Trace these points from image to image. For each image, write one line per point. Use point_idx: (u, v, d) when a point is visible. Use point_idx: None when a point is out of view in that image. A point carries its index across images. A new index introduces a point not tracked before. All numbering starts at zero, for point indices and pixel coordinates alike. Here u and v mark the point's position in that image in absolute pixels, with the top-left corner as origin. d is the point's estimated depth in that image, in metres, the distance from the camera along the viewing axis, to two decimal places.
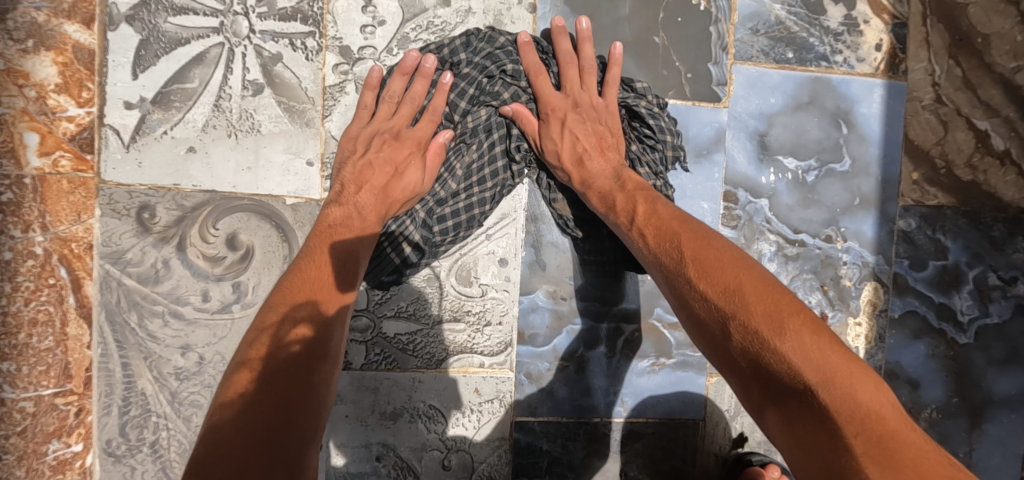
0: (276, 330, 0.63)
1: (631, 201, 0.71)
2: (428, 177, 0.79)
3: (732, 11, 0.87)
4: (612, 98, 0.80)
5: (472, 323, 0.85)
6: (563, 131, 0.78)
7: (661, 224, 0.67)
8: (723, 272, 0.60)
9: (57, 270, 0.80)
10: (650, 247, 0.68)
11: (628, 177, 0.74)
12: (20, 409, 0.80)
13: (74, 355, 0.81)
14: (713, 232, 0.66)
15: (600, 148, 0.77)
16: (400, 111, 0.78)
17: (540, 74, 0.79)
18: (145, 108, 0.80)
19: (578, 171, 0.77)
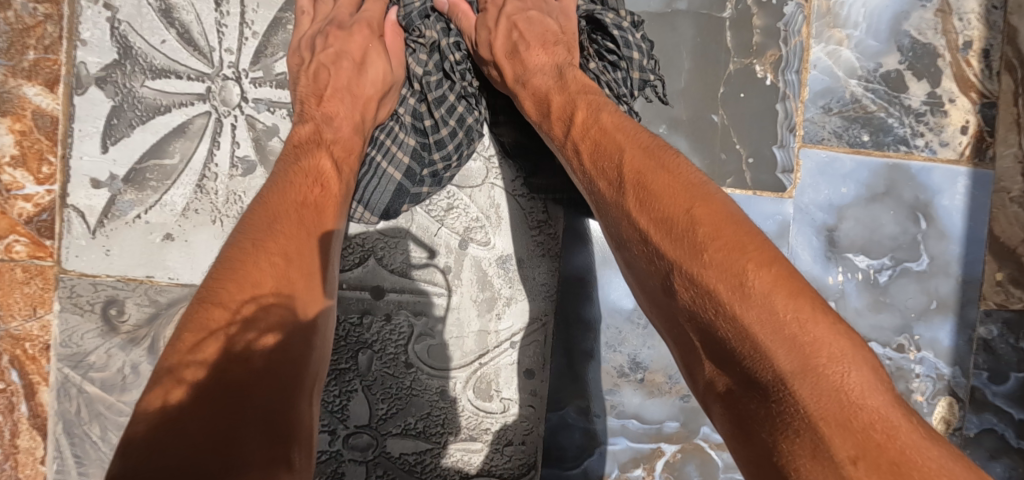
0: (230, 335, 0.44)
1: (571, 111, 0.55)
2: (397, 64, 0.67)
3: (801, 87, 0.76)
4: (570, 4, 0.67)
5: (491, 443, 0.72)
6: (502, 21, 0.63)
7: (601, 138, 0.51)
8: (669, 195, 0.45)
9: (7, 373, 0.68)
10: (585, 166, 0.52)
11: (572, 77, 0.59)
12: None
13: (25, 472, 0.69)
14: (667, 148, 0.49)
15: (543, 44, 0.62)
16: (343, 1, 0.68)
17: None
18: (116, 186, 0.68)
19: (512, 67, 0.62)
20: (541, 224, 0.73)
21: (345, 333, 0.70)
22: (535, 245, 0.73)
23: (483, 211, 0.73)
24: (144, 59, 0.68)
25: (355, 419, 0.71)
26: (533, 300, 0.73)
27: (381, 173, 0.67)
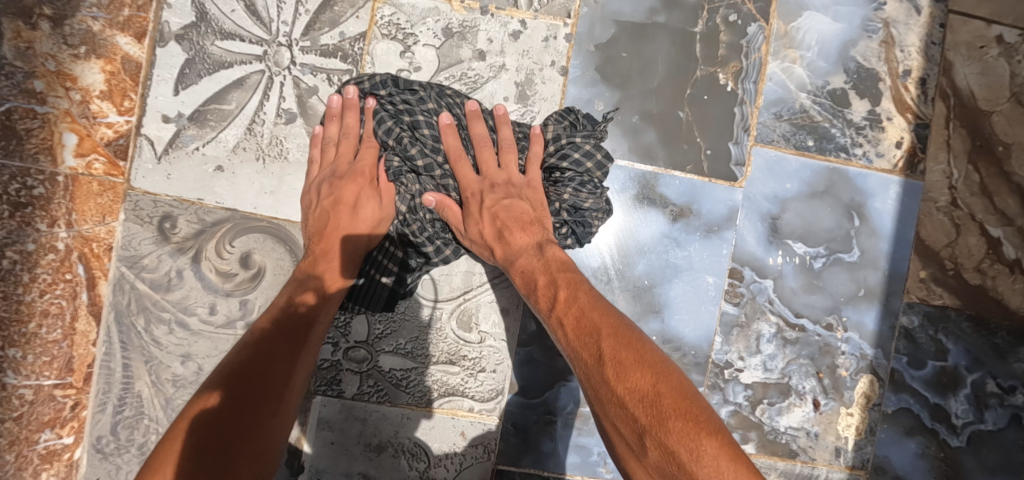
0: (291, 293, 0.74)
1: (553, 288, 0.69)
2: (387, 201, 0.78)
3: (757, 95, 0.90)
4: (533, 175, 0.78)
5: (466, 367, 0.86)
6: (484, 212, 0.74)
7: (581, 315, 0.66)
8: (635, 371, 0.60)
9: (75, 266, 0.83)
10: (570, 340, 0.66)
11: (551, 254, 0.72)
12: (19, 395, 0.83)
13: (78, 350, 0.83)
14: (632, 326, 0.65)
15: (522, 226, 0.74)
16: (343, 150, 0.78)
17: (462, 158, 0.77)
18: (181, 123, 0.83)
19: (500, 247, 0.74)
20: None
21: None
22: None
23: None
24: (216, 24, 0.84)
25: (355, 335, 0.84)
26: None
27: (374, 289, 0.80)
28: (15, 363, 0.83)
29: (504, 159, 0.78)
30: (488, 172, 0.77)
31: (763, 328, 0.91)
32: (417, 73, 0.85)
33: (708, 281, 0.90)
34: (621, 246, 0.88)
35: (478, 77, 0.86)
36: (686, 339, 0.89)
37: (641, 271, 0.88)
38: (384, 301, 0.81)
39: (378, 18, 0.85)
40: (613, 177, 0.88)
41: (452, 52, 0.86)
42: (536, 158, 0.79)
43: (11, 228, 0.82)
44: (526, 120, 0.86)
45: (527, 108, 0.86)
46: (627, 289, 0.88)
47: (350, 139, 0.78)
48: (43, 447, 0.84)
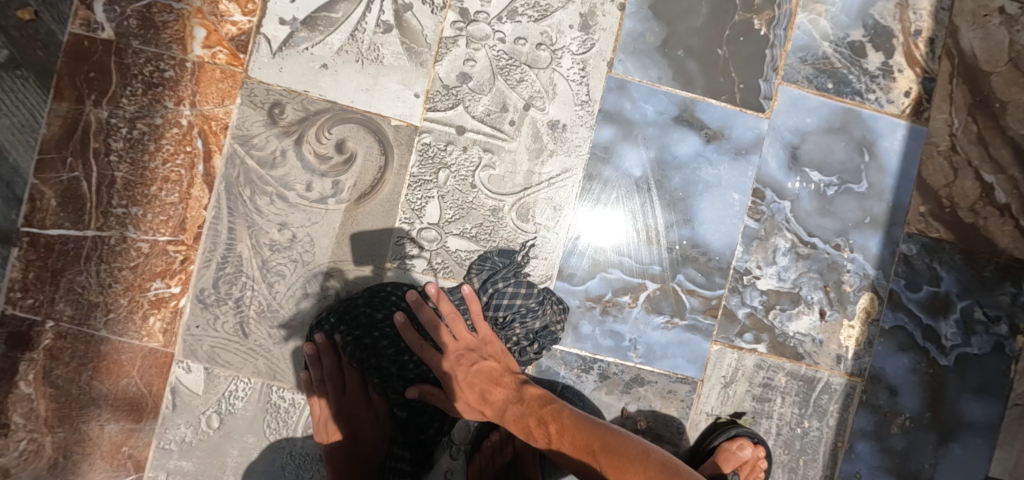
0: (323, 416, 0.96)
1: (545, 426, 0.86)
2: (380, 406, 0.99)
3: (786, 41, 1.04)
4: (484, 330, 0.91)
5: (522, 253, 0.99)
6: (459, 387, 0.89)
7: (574, 439, 0.84)
8: (630, 469, 0.81)
9: (195, 141, 0.96)
10: (570, 462, 0.84)
11: (529, 396, 0.88)
12: (138, 247, 0.96)
13: (191, 213, 0.97)
14: (614, 431, 0.85)
15: (496, 383, 0.90)
16: (320, 368, 0.95)
17: (426, 347, 0.90)
18: (295, 26, 0.97)
19: (487, 407, 0.89)
20: (583, 103, 1.00)
21: (433, 153, 0.98)
22: (577, 117, 1.00)
23: (544, 87, 0.99)
24: None
25: (428, 217, 0.98)
26: (569, 156, 1.00)
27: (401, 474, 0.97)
28: (137, 219, 0.96)
29: (456, 330, 0.90)
30: (448, 347, 0.90)
31: (779, 243, 1.04)
32: None
33: (734, 198, 1.03)
34: (661, 160, 1.01)
35: (548, 6, 1.00)
36: (712, 246, 1.02)
37: (677, 184, 1.02)
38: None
39: None
40: (659, 99, 1.01)
41: None
42: (477, 314, 0.91)
43: (144, 104, 0.96)
44: (587, 46, 1.00)
45: (589, 36, 1.00)
46: (664, 199, 1.01)
47: (328, 376, 0.95)
48: (153, 295, 0.97)
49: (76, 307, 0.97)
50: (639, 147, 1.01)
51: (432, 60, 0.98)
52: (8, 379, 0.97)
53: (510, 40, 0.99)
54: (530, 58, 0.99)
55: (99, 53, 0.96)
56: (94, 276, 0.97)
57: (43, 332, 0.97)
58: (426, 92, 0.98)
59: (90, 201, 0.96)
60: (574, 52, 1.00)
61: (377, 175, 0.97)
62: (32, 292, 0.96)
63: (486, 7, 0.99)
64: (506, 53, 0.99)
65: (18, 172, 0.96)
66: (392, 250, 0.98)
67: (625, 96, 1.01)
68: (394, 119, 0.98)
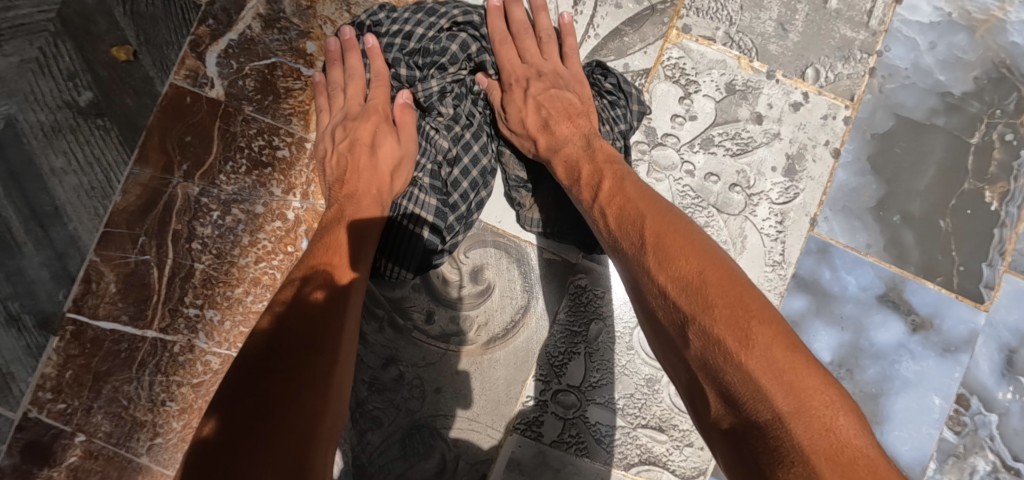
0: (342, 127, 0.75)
1: (598, 176, 0.65)
2: (406, 141, 0.76)
3: (1020, 221, 0.86)
4: (576, 67, 0.78)
5: (675, 437, 0.79)
6: (529, 100, 0.74)
7: (626, 202, 0.61)
8: (685, 254, 0.54)
9: (299, 240, 0.78)
10: (611, 229, 0.61)
11: (599, 148, 0.68)
12: (205, 362, 0.77)
13: None
14: (685, 216, 0.58)
15: (569, 117, 0.73)
16: (350, 92, 0.76)
17: (505, 42, 0.78)
18: None
19: (544, 138, 0.72)
20: (775, 264, 0.82)
21: (587, 299, 0.80)
22: (765, 280, 0.82)
23: (731, 236, 0.82)
24: None
25: (569, 378, 0.79)
26: None
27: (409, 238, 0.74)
28: (210, 326, 0.77)
29: (548, 50, 0.79)
30: (533, 60, 0.78)
31: (979, 464, 0.85)
32: (692, 122, 0.82)
33: (934, 403, 0.84)
34: (856, 346, 0.82)
35: (750, 139, 0.82)
36: (899, 459, 0.84)
37: (870, 376, 0.83)
38: (422, 254, 0.74)
39: (664, 58, 0.82)
40: (864, 271, 0.83)
41: (730, 110, 0.83)
42: (572, 49, 0.79)
43: (246, 185, 0.77)
44: (789, 195, 0.82)
45: (793, 183, 0.83)
46: (852, 395, 0.83)
47: (357, 76, 0.77)
48: None
49: (115, 422, 0.77)
50: (834, 326, 0.82)
51: None
52: None
53: (699, 175, 0.82)
54: (721, 200, 0.82)
55: (203, 114, 0.78)
56: (145, 388, 0.77)
57: (70, 446, 0.77)
58: None
59: (157, 294, 0.77)
60: (774, 201, 0.82)
61: (516, 316, 0.79)
62: (66, 397, 0.77)
63: (677, 130, 0.82)
64: (693, 190, 0.81)
65: (75, 244, 0.77)
66: (518, 410, 0.78)
67: (826, 262, 0.82)
68: (547, 250, 0.80)
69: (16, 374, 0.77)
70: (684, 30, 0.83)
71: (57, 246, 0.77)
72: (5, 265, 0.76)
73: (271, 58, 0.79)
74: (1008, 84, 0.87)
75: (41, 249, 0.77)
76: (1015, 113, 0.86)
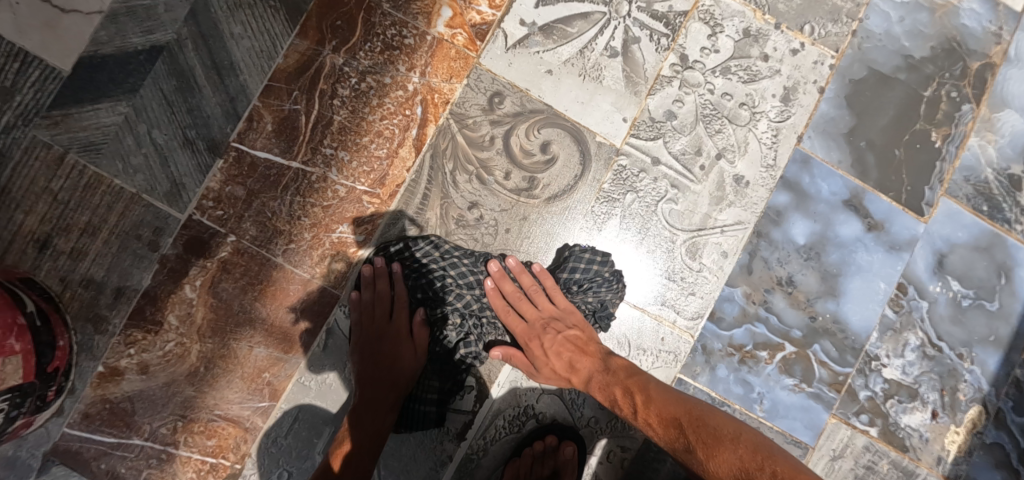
0: (377, 341, 0.98)
1: (630, 395, 0.90)
2: (419, 355, 1.00)
3: (956, 158, 1.12)
4: (565, 303, 1.00)
5: (682, 287, 1.05)
6: (551, 354, 0.96)
7: (661, 411, 0.87)
8: (721, 445, 0.82)
9: (415, 106, 1.02)
10: (658, 434, 0.87)
11: (616, 365, 0.95)
12: (334, 189, 1.00)
13: (394, 171, 1.01)
14: (709, 414, 0.86)
15: (581, 351, 0.96)
16: (377, 310, 0.98)
17: (510, 312, 1.00)
18: (533, 30, 1.04)
19: (574, 376, 0.96)
20: (768, 167, 1.08)
21: (626, 176, 1.05)
22: (760, 178, 1.07)
23: (737, 142, 1.07)
24: None
25: (607, 232, 1.04)
26: (745, 211, 1.07)
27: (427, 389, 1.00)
28: (340, 163, 1.01)
29: (537, 300, 0.99)
30: (530, 315, 0.99)
31: (910, 338, 1.10)
32: (716, 55, 1.08)
33: (880, 286, 1.10)
34: (824, 235, 1.08)
35: (759, 72, 1.08)
36: (851, 325, 1.09)
37: (833, 260, 1.09)
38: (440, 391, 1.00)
39: (700, 5, 1.08)
40: (835, 180, 1.09)
41: (745, 50, 1.09)
42: (552, 288, 1.00)
43: (378, 62, 1.02)
44: (784, 116, 1.09)
45: (787, 108, 1.09)
46: (819, 272, 1.08)
47: (383, 302, 0.98)
48: (336, 237, 1.01)
49: (260, 229, 1.00)
50: (808, 219, 1.08)
51: (646, 92, 1.06)
52: (176, 280, 0.99)
53: (717, 94, 1.07)
54: (732, 114, 1.07)
55: (351, 6, 1.03)
56: (287, 205, 1.00)
57: (222, 244, 1.00)
58: (634, 119, 1.05)
59: (303, 136, 1.01)
60: (772, 119, 1.08)
61: (572, 180, 1.04)
62: (224, 206, 1.00)
63: (704, 59, 1.07)
64: (712, 104, 1.07)
65: (244, 91, 1.01)
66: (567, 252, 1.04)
67: (807, 170, 1.09)
68: (599, 136, 1.04)
69: (187, 185, 1.00)
70: None
71: (230, 92, 1.01)
72: (189, 102, 1.00)
73: None
74: (956, 55, 1.14)
75: (217, 91, 1.00)
76: (960, 77, 1.13)
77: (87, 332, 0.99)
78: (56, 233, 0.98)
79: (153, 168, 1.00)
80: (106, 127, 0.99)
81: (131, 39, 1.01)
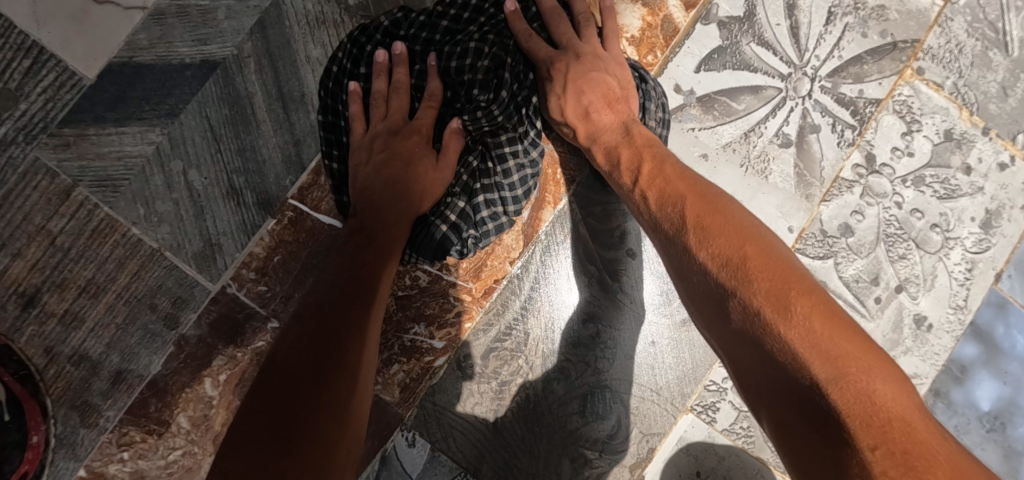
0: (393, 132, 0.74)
1: (638, 159, 0.66)
2: (424, 125, 0.74)
3: None
4: (615, 51, 0.76)
5: None
6: (569, 85, 0.72)
7: (663, 184, 0.63)
8: (726, 233, 0.56)
9: None
10: (650, 211, 0.63)
11: (638, 134, 0.69)
12: (413, 276, 0.76)
13: (493, 262, 0.78)
14: (726, 199, 0.60)
15: (607, 107, 0.72)
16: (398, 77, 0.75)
17: (558, 19, 0.75)
18: (689, 100, 0.82)
19: (585, 128, 0.72)
20: (956, 308, 0.85)
21: None
22: (946, 321, 0.85)
23: (924, 272, 0.85)
24: (758, 29, 0.83)
25: None
26: (924, 361, 0.85)
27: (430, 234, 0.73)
28: None
29: (585, 31, 0.75)
30: (566, 42, 0.74)
31: None
32: (909, 158, 0.85)
33: None
34: (1014, 402, 0.86)
35: (957, 187, 0.86)
36: None
37: (1021, 434, 0.86)
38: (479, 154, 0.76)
39: (896, 93, 0.85)
40: None
41: (944, 158, 0.86)
42: (612, 29, 0.77)
43: None
44: (982, 246, 0.86)
45: (987, 236, 0.86)
46: (1002, 448, 0.85)
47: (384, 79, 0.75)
48: (409, 340, 0.76)
49: None
50: (998, 379, 0.86)
51: (820, 197, 0.83)
52: (193, 371, 0.76)
53: (905, 208, 0.85)
54: (921, 237, 0.85)
55: None
56: None
57: (261, 331, 0.77)
58: (801, 229, 0.83)
59: None
60: (967, 249, 0.86)
61: None
62: (269, 280, 0.77)
63: (894, 162, 0.85)
64: (898, 221, 0.84)
65: (315, 134, 0.78)
66: (699, 392, 0.79)
67: (1002, 317, 0.86)
68: None
69: (224, 247, 0.76)
70: (919, 71, 0.86)
71: (297, 131, 0.77)
72: (241, 139, 0.76)
73: None
74: None
75: (280, 129, 0.77)
76: None
77: (70, 423, 0.75)
78: (47, 288, 0.74)
79: (183, 220, 0.76)
80: (130, 159, 0.76)
81: (178, 48, 0.76)
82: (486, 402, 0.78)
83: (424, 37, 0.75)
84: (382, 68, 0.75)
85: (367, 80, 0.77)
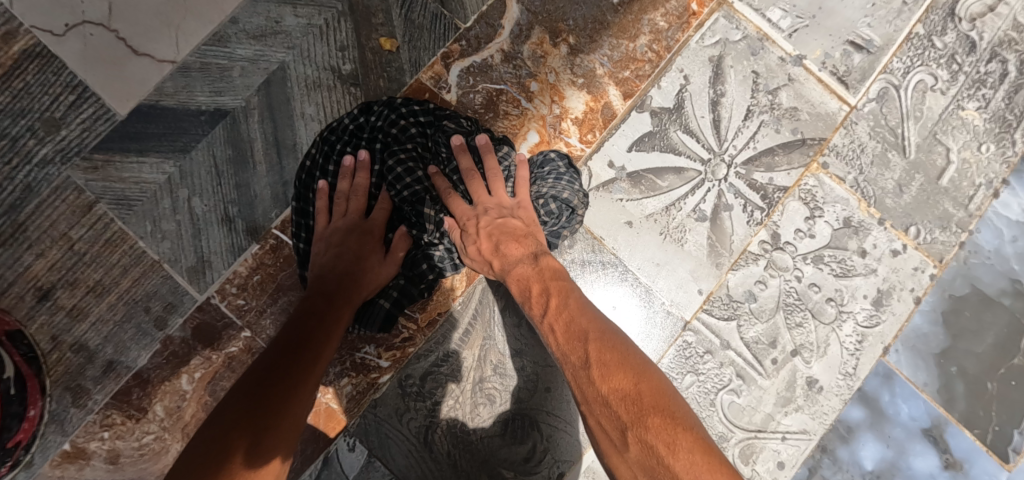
0: (347, 228, 0.87)
1: (546, 295, 0.79)
2: (374, 225, 0.88)
3: None
4: (522, 198, 0.90)
5: None
6: (481, 234, 0.85)
7: (571, 322, 0.75)
8: (618, 372, 0.68)
9: None
10: (559, 343, 0.74)
11: (547, 265, 0.82)
12: None
13: (439, 297, 0.92)
14: (618, 336, 0.73)
15: (517, 240, 0.84)
16: (355, 177, 0.89)
17: (473, 174, 0.89)
18: (621, 174, 0.97)
19: (499, 259, 0.84)
20: (845, 374, 0.97)
21: (689, 354, 0.96)
22: (835, 385, 0.96)
23: (817, 340, 0.96)
24: (685, 120, 0.98)
25: None
26: (814, 419, 0.95)
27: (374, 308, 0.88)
28: None
29: (494, 186, 0.89)
30: (479, 197, 0.88)
31: None
32: (810, 239, 0.98)
33: None
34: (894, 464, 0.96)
35: (852, 267, 0.98)
36: None
37: None
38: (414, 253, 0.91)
39: (802, 183, 0.99)
40: (916, 404, 0.97)
41: (843, 241, 0.99)
42: (522, 179, 0.91)
43: None
44: (872, 321, 0.98)
45: (877, 313, 0.98)
46: None
47: (344, 182, 0.89)
48: (359, 358, 0.89)
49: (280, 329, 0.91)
50: (881, 442, 0.96)
51: (728, 265, 0.96)
52: (174, 367, 0.89)
53: (804, 282, 0.97)
54: (817, 308, 0.97)
55: None
56: None
57: (234, 338, 0.91)
58: (710, 292, 0.96)
59: None
60: (859, 322, 0.98)
61: None
62: (247, 295, 0.91)
63: (797, 241, 0.98)
64: (796, 293, 0.97)
65: None
66: None
67: (888, 386, 0.97)
68: (668, 303, 0.96)
69: (213, 264, 0.91)
70: (824, 165, 1.00)
71: (286, 173, 0.92)
72: (239, 176, 0.91)
73: (500, 84, 0.97)
74: None
75: (273, 171, 0.92)
76: None
77: (63, 402, 0.87)
78: (61, 284, 0.88)
79: (182, 238, 0.91)
80: (145, 184, 0.91)
81: (197, 96, 0.92)
82: (421, 418, 0.89)
83: (379, 145, 0.89)
84: (348, 171, 0.89)
85: (333, 176, 0.91)
